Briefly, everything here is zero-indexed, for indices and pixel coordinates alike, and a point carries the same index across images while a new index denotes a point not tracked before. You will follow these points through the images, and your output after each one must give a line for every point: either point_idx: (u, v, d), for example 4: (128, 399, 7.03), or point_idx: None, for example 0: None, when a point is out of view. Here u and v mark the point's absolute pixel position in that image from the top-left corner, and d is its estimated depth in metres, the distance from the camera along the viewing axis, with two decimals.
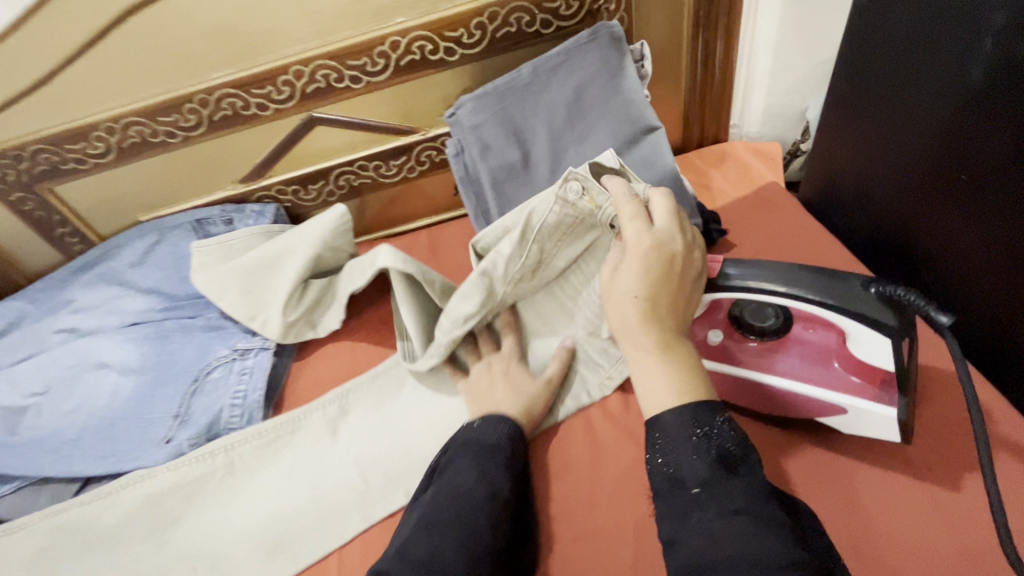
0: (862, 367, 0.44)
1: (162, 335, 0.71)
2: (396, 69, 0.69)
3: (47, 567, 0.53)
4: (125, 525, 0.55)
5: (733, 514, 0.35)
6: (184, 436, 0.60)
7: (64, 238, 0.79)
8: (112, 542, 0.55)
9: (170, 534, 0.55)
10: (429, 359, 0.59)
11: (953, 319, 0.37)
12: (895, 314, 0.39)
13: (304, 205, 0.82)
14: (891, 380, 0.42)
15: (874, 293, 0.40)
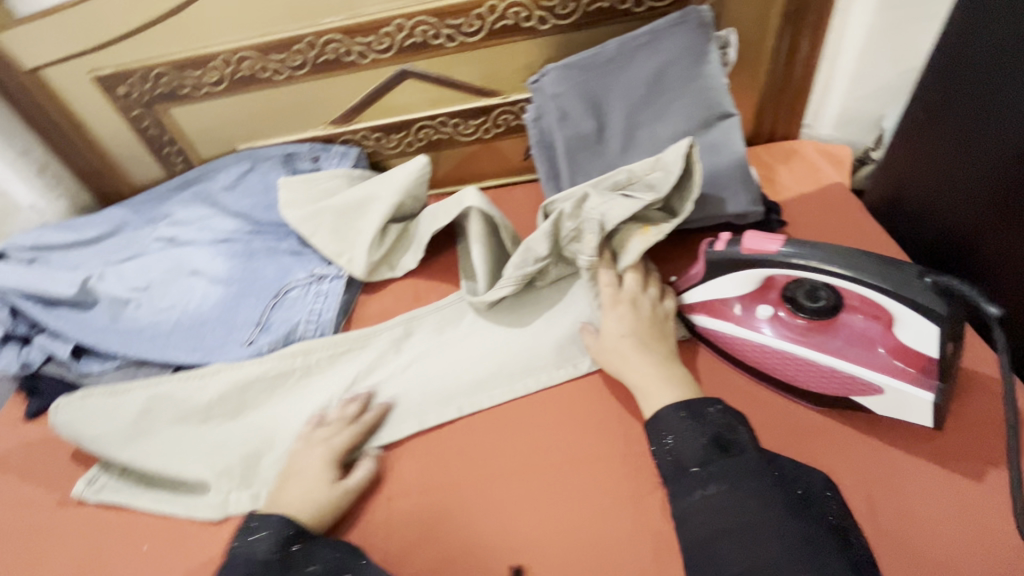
0: (906, 352, 0.46)
1: (249, 253, 0.79)
2: (489, 32, 0.73)
3: (145, 428, 0.61)
4: (214, 403, 0.62)
5: (728, 486, 0.43)
6: (265, 340, 0.68)
7: (170, 157, 0.87)
8: (200, 418, 0.62)
9: (251, 413, 0.63)
10: (499, 288, 0.64)
11: (1003, 311, 0.39)
12: (946, 304, 0.42)
13: (384, 152, 0.87)
14: (932, 368, 0.45)
15: (929, 283, 0.42)
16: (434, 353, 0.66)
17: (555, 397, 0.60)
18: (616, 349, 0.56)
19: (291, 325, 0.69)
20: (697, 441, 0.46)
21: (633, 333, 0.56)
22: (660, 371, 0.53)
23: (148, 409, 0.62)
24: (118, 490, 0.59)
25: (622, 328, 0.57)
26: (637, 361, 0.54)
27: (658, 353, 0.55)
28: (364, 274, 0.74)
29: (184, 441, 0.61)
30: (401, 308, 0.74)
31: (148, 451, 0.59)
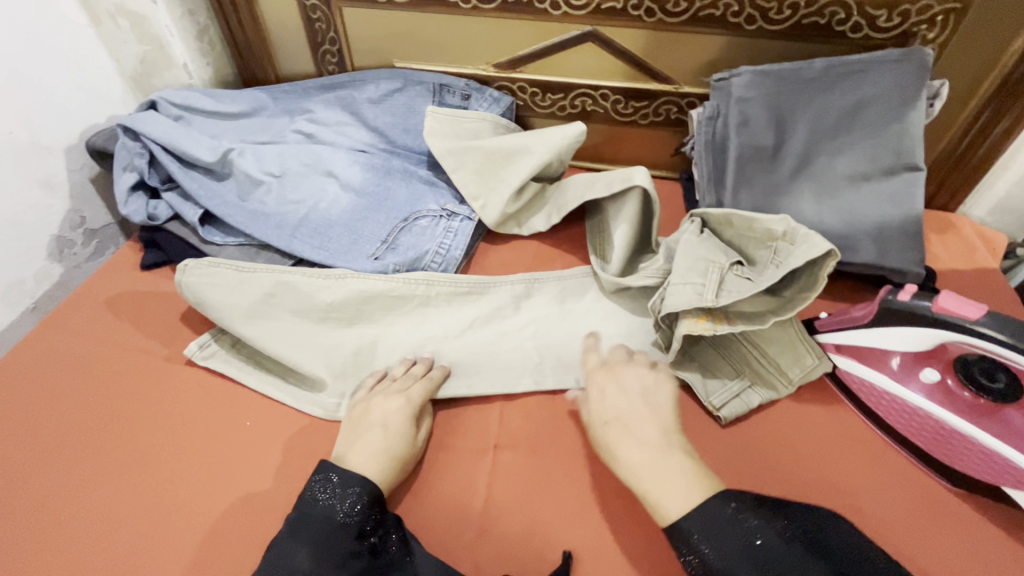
0: None
1: (385, 170, 0.78)
2: (692, 17, 0.70)
3: (264, 313, 0.62)
4: (337, 306, 0.63)
5: None
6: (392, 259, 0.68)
7: (326, 55, 0.87)
8: (321, 315, 0.63)
9: (367, 328, 0.63)
10: (642, 278, 0.64)
11: None
12: None
13: (533, 109, 0.86)
14: None
15: None
16: (555, 318, 0.65)
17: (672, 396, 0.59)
18: (612, 422, 0.50)
19: (417, 253, 0.69)
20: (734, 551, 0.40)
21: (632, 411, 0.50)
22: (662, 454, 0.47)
23: (271, 294, 0.62)
24: (230, 362, 0.60)
25: (623, 407, 0.51)
26: (632, 449, 0.47)
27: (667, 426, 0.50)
28: (494, 223, 0.73)
29: (302, 332, 0.62)
30: (521, 266, 0.73)
31: (267, 333, 0.60)
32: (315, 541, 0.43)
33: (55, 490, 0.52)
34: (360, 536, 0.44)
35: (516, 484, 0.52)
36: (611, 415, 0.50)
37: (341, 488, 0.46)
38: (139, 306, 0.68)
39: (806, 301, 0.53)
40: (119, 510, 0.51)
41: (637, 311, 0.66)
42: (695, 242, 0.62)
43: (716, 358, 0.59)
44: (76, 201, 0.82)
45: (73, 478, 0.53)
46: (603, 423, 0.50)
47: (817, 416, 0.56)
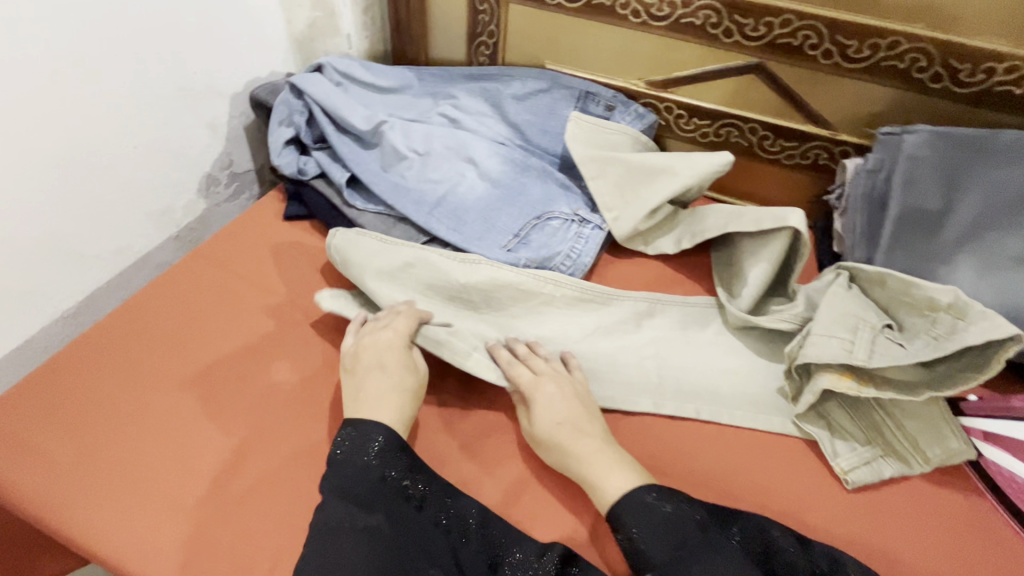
0: None
1: (522, 165, 0.79)
2: (872, 66, 0.68)
3: (404, 284, 0.65)
4: (469, 289, 0.65)
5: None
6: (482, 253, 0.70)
7: (481, 46, 0.89)
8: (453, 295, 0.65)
9: (492, 316, 0.65)
10: (775, 320, 0.62)
11: None
12: None
13: (673, 131, 0.85)
14: None
15: None
16: (677, 343, 0.65)
17: (793, 447, 0.57)
18: (553, 437, 0.53)
19: (547, 253, 0.70)
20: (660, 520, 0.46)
21: (568, 417, 0.54)
22: (605, 456, 0.51)
23: (410, 267, 0.65)
24: (354, 310, 0.63)
25: (560, 413, 0.54)
26: (580, 447, 0.52)
27: (596, 430, 0.53)
28: (623, 236, 0.73)
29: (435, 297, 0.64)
30: (643, 284, 0.72)
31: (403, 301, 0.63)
32: (347, 492, 0.48)
33: (211, 403, 0.58)
34: (383, 477, 0.49)
35: (565, 488, 0.54)
36: (552, 433, 0.53)
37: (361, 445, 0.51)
38: (284, 253, 0.72)
39: (971, 383, 0.51)
40: (264, 432, 0.56)
41: (759, 351, 0.64)
42: (844, 295, 0.60)
43: (846, 421, 0.57)
44: (229, 144, 0.87)
45: (227, 396, 0.59)
46: (545, 437, 0.53)
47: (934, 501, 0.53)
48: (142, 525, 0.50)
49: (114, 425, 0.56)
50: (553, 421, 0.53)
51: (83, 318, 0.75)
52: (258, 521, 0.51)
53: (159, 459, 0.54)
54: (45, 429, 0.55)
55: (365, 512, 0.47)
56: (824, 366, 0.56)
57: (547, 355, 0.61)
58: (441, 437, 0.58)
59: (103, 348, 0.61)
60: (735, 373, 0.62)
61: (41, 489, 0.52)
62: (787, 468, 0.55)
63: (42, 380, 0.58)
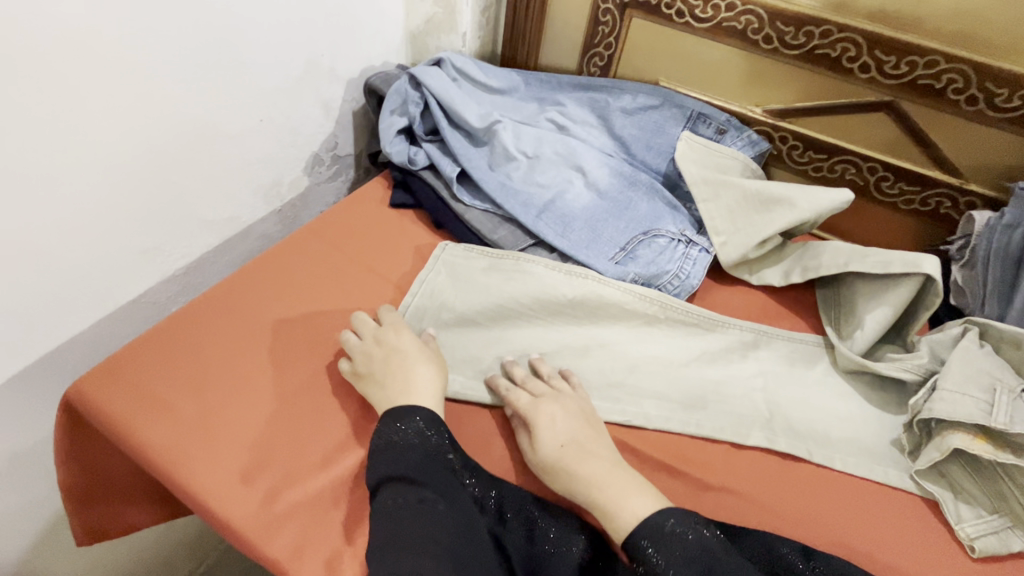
0: None
1: (630, 180, 0.78)
2: (1020, 118, 0.65)
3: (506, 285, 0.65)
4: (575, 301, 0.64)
5: None
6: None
7: (594, 57, 0.89)
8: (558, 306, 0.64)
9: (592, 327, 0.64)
10: (893, 368, 0.60)
11: None
12: None
13: (783, 161, 0.83)
14: None
15: None
16: (783, 379, 0.63)
17: (910, 505, 0.54)
18: (559, 458, 0.50)
19: (655, 270, 0.69)
20: (694, 546, 0.44)
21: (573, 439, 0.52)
22: (616, 479, 0.49)
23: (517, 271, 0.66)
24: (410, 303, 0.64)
25: (562, 435, 0.52)
26: (587, 469, 0.49)
27: (605, 454, 0.51)
28: (730, 262, 0.72)
29: (473, 309, 0.63)
30: (747, 314, 0.70)
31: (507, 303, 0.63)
32: (397, 472, 0.47)
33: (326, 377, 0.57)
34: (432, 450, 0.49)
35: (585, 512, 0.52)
36: (556, 455, 0.51)
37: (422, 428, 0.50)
38: (390, 238, 0.73)
39: None
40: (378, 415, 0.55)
41: (870, 399, 0.61)
42: (976, 352, 0.57)
43: (970, 485, 0.54)
44: (338, 128, 0.89)
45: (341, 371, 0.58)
46: (550, 461, 0.51)
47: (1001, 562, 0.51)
48: (258, 491, 0.49)
49: (232, 387, 0.55)
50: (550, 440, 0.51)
51: (188, 280, 0.77)
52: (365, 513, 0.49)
53: (275, 426, 0.53)
54: (165, 382, 0.54)
55: (413, 486, 0.47)
56: (955, 425, 0.53)
57: (548, 373, 0.58)
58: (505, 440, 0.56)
59: (219, 309, 0.61)
60: (845, 418, 0.59)
61: (154, 439, 0.51)
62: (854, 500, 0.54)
63: (163, 334, 0.58)
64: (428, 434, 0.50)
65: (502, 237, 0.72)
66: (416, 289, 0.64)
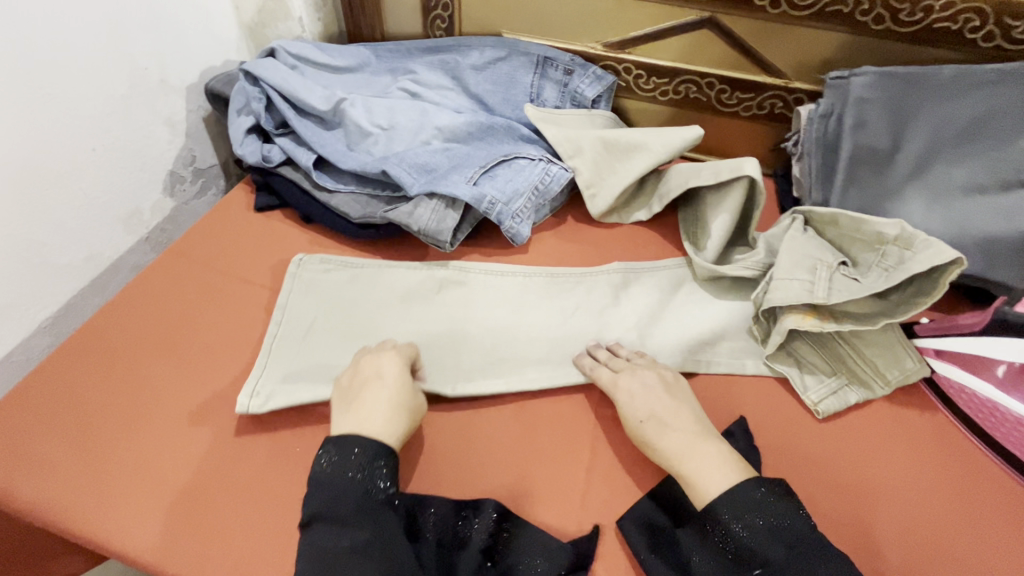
0: None
1: (487, 127, 0.79)
2: (818, 12, 0.70)
3: (366, 274, 0.68)
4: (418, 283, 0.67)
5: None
6: (425, 214, 0.67)
7: (437, 20, 0.88)
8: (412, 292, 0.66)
9: (459, 291, 0.67)
10: (743, 268, 0.65)
11: None
12: None
13: (634, 92, 0.86)
14: None
15: None
16: (651, 301, 0.67)
17: (763, 386, 0.61)
18: (641, 433, 0.52)
19: (516, 189, 0.70)
20: (765, 532, 0.44)
21: (653, 414, 0.53)
22: (703, 453, 0.49)
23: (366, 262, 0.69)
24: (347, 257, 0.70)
25: (641, 410, 0.53)
26: (668, 443, 0.51)
27: (687, 425, 0.52)
28: (599, 214, 0.75)
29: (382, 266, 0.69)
30: (618, 244, 0.75)
31: (367, 292, 0.66)
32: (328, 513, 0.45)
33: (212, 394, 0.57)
34: (370, 492, 0.47)
35: (552, 455, 0.55)
36: (634, 427, 0.53)
37: (366, 460, 0.48)
38: (257, 242, 0.73)
39: (919, 308, 0.57)
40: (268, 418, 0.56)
41: (729, 299, 0.67)
42: (801, 239, 0.64)
43: (815, 356, 0.61)
44: (190, 140, 0.86)
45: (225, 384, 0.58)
46: (630, 430, 0.53)
47: (917, 421, 0.58)
48: (159, 516, 0.50)
49: (114, 425, 0.55)
50: (634, 419, 0.53)
51: (59, 326, 0.75)
52: (266, 515, 0.50)
53: (166, 452, 0.53)
54: (39, 435, 0.53)
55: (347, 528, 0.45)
56: (790, 308, 0.60)
57: (629, 355, 0.60)
58: (480, 436, 0.56)
59: (86, 352, 0.60)
60: (706, 320, 0.66)
61: (39, 496, 0.50)
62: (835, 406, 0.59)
63: (27, 392, 0.56)
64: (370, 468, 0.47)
65: (366, 214, 0.70)
66: (279, 317, 0.62)
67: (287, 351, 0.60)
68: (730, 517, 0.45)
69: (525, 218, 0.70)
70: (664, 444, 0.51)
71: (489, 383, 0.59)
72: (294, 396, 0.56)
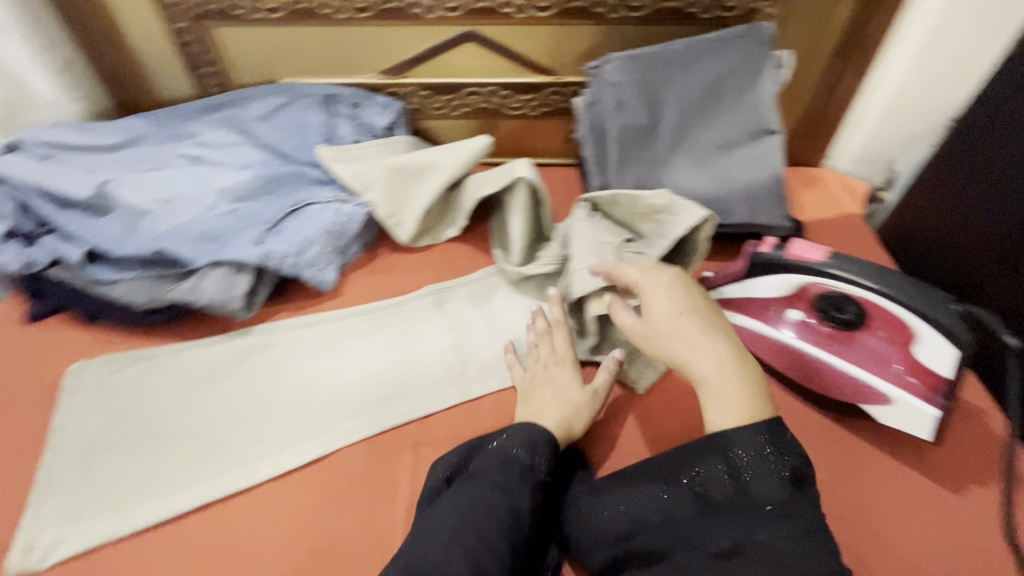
0: (919, 371, 0.54)
1: (275, 178, 0.76)
2: (559, 11, 0.74)
3: (158, 368, 0.62)
4: (218, 360, 0.63)
5: (805, 532, 0.42)
6: (210, 286, 0.63)
7: (206, 77, 0.84)
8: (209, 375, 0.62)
9: (264, 358, 0.63)
10: (542, 267, 0.67)
11: (1019, 343, 0.49)
12: (964, 331, 0.49)
13: (427, 112, 0.87)
14: (941, 388, 0.52)
15: (953, 308, 0.50)
16: (468, 319, 0.67)
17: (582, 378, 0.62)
18: (671, 326, 0.51)
19: (305, 237, 0.68)
20: (775, 477, 0.44)
21: (691, 312, 0.51)
22: (731, 356, 0.49)
23: (153, 352, 0.63)
24: (132, 352, 0.64)
25: (676, 304, 0.52)
26: (699, 337, 0.49)
27: (722, 334, 0.50)
28: (408, 240, 0.75)
29: (175, 353, 0.64)
30: (435, 267, 0.74)
31: (158, 386, 0.61)
32: (488, 474, 0.48)
33: None
34: (531, 467, 0.49)
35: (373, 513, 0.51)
36: (669, 324, 0.51)
37: (526, 442, 0.51)
38: (29, 361, 0.64)
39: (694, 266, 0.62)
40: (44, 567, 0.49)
41: (542, 297, 0.69)
42: (587, 225, 0.67)
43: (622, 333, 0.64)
44: None
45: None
46: (664, 326, 0.51)
47: None
48: None
49: None
50: (679, 311, 0.51)
51: None
52: None
53: None
54: None
55: (512, 490, 0.47)
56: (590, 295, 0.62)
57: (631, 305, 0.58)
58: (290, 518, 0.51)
59: None
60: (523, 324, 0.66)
61: None
62: (824, 446, 0.56)
63: None
64: (534, 447, 0.51)
65: (148, 299, 0.64)
66: (56, 440, 0.56)
67: (65, 482, 0.53)
68: (751, 455, 0.45)
69: (322, 264, 0.68)
70: (687, 355, 0.49)
71: (302, 450, 0.55)
72: (87, 537, 0.50)
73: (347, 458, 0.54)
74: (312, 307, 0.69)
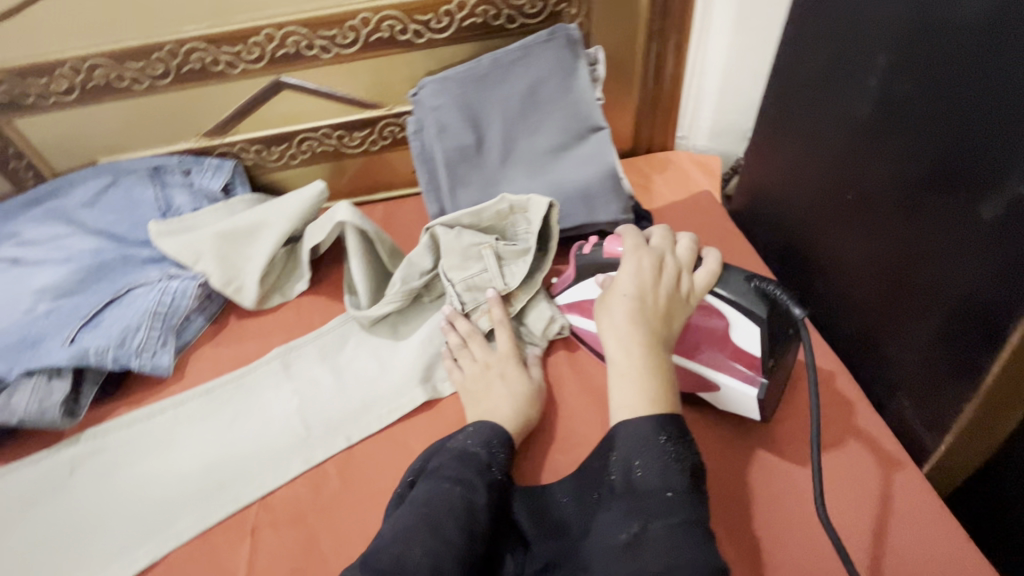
0: (739, 353, 0.52)
1: (100, 265, 0.71)
2: (365, 44, 0.72)
3: None
4: (41, 480, 0.57)
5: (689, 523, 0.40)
6: (22, 400, 0.58)
7: (19, 172, 0.78)
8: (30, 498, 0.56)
9: (94, 466, 0.58)
10: (386, 304, 0.64)
11: (805, 313, 0.50)
12: (766, 308, 0.50)
13: (266, 165, 0.83)
14: (756, 365, 0.51)
15: (755, 285, 0.51)
16: (316, 378, 0.63)
17: (437, 417, 0.59)
18: (612, 302, 0.49)
19: (126, 326, 0.63)
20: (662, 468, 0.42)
21: (636, 294, 0.48)
22: (639, 336, 0.47)
23: None
24: None
25: (628, 284, 0.49)
26: (618, 316, 0.48)
27: (654, 326, 0.48)
28: (253, 303, 0.71)
29: None
30: (286, 327, 0.70)
31: None
32: (448, 473, 0.47)
33: None
34: (490, 466, 0.50)
35: None
36: (617, 296, 0.49)
37: (486, 439, 0.51)
38: None
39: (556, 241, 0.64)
40: None
41: (396, 336, 0.66)
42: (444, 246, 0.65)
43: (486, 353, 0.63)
44: None
45: None
46: (610, 299, 0.50)
47: (565, 372, 0.62)
48: None
49: None
50: (613, 292, 0.50)
51: None
52: None
53: None
54: None
55: (469, 488, 0.47)
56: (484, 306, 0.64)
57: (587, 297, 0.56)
58: None
59: None
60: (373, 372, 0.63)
61: None
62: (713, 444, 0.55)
63: None
64: (493, 444, 0.51)
65: None
66: None
67: None
68: (644, 452, 0.43)
69: (151, 349, 0.64)
70: (610, 335, 0.48)
71: (134, 560, 0.51)
72: None
73: (178, 561, 0.51)
74: (152, 397, 0.64)
